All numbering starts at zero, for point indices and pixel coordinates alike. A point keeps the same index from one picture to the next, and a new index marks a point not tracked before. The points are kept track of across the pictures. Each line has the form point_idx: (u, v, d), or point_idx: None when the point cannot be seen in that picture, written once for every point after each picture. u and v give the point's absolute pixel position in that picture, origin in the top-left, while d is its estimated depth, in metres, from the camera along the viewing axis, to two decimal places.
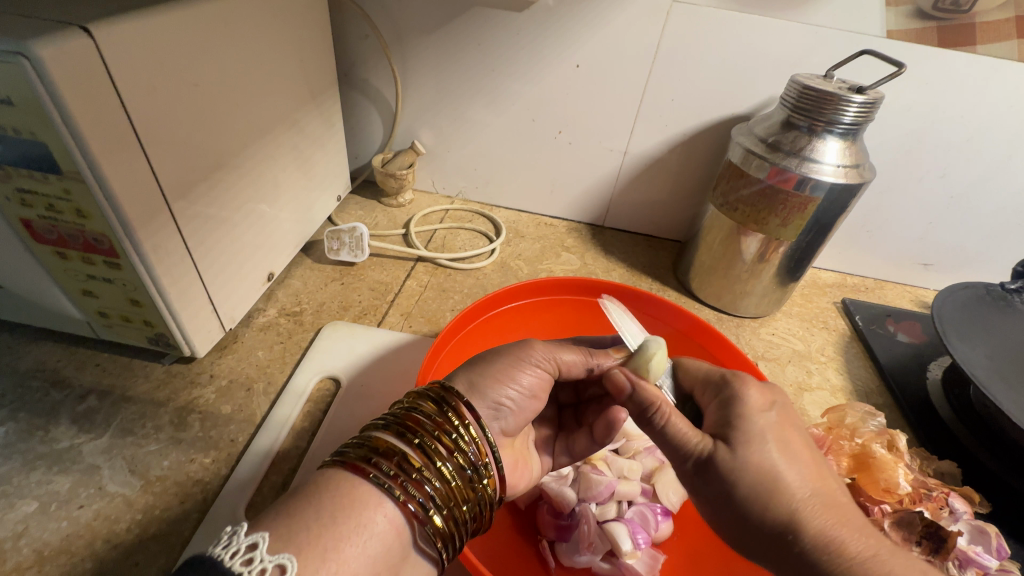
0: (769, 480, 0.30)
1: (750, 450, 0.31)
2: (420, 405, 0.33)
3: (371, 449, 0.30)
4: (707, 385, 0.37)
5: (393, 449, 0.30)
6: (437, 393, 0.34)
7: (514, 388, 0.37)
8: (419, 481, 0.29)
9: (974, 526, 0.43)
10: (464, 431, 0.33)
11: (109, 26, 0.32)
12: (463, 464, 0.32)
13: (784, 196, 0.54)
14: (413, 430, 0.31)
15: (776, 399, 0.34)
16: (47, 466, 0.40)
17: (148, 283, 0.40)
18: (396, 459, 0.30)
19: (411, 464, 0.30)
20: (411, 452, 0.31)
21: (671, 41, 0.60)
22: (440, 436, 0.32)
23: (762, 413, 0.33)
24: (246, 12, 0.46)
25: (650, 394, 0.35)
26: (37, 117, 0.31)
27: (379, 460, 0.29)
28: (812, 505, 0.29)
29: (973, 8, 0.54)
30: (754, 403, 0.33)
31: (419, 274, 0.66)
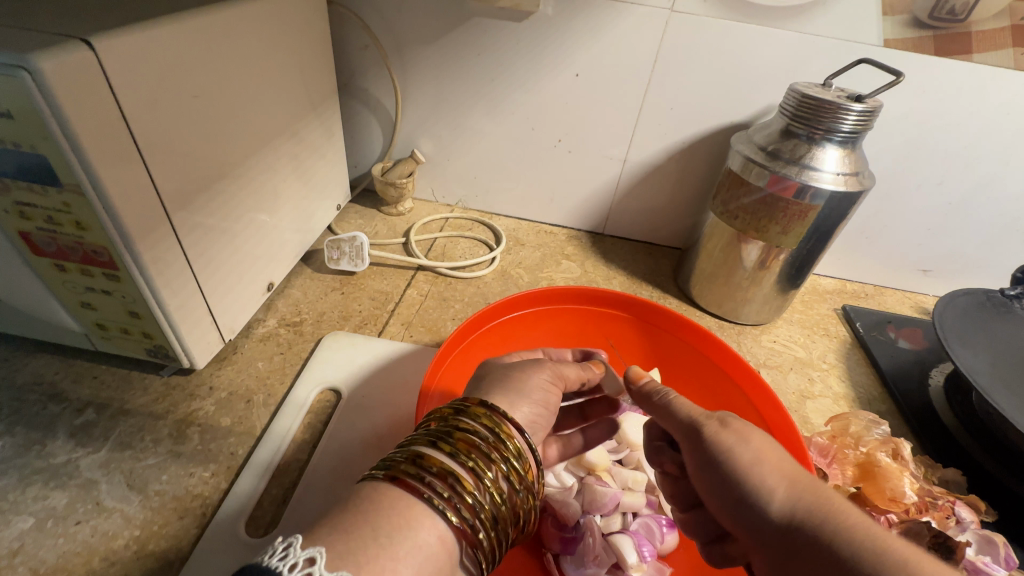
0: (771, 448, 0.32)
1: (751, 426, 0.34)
2: (470, 426, 0.33)
3: (424, 468, 0.30)
4: None
5: (445, 470, 0.30)
6: (487, 414, 0.34)
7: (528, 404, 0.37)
8: (473, 506, 0.29)
9: (981, 536, 0.43)
10: (511, 454, 0.33)
11: (110, 39, 0.32)
12: (510, 484, 0.32)
13: (784, 204, 0.54)
14: (466, 451, 0.31)
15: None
16: (44, 481, 0.40)
17: (148, 294, 0.40)
18: (450, 481, 0.29)
19: (464, 487, 0.30)
20: (464, 473, 0.30)
21: (669, 50, 0.61)
22: (491, 458, 0.32)
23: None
24: (247, 24, 0.47)
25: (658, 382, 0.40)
26: (36, 130, 0.31)
27: (434, 481, 0.29)
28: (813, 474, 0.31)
29: (970, 17, 0.54)
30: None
31: (420, 283, 0.66)
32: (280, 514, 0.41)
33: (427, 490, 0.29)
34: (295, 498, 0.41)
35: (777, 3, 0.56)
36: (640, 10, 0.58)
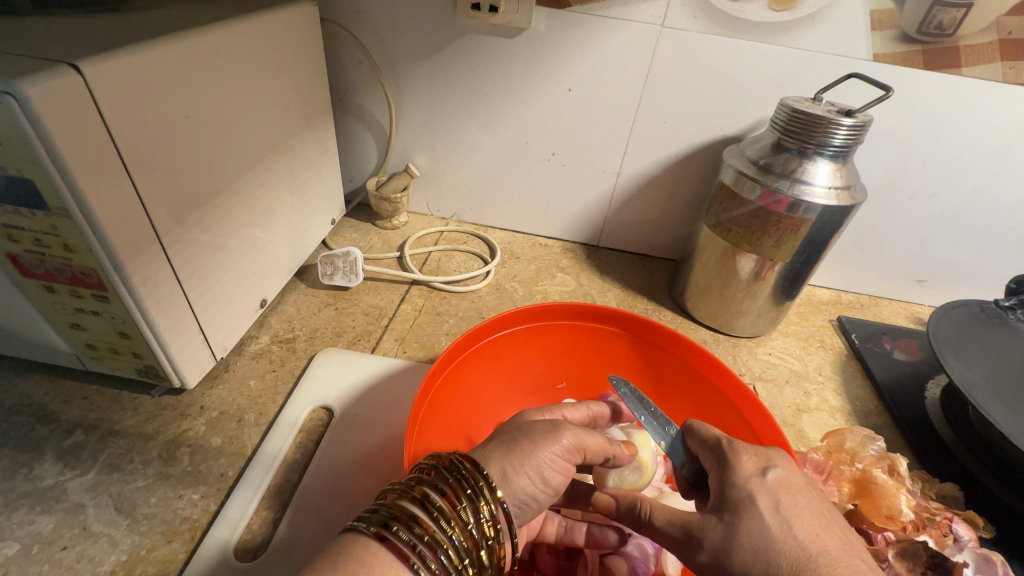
0: (764, 552, 0.28)
1: (745, 524, 0.29)
2: (432, 476, 0.32)
3: (388, 513, 0.29)
4: (708, 449, 0.36)
5: (404, 512, 0.29)
6: (448, 462, 0.32)
7: (539, 483, 0.33)
8: (432, 545, 0.28)
9: (979, 555, 0.42)
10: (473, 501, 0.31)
11: (99, 64, 0.33)
12: (475, 521, 0.30)
13: (777, 218, 0.54)
14: (427, 500, 0.30)
15: (775, 459, 0.33)
16: (30, 506, 0.39)
17: (137, 315, 0.40)
18: (409, 522, 0.28)
19: (420, 526, 0.28)
20: (422, 515, 0.29)
21: (661, 66, 0.61)
22: (446, 493, 0.30)
23: (756, 478, 0.31)
24: (239, 43, 0.47)
25: (630, 498, 0.37)
26: (23, 154, 0.31)
27: (395, 524, 0.28)
28: (822, 563, 0.27)
29: (957, 32, 0.55)
30: (746, 470, 0.32)
31: (414, 298, 0.66)
32: (270, 537, 0.40)
33: (390, 534, 0.28)
34: (286, 520, 0.41)
35: (767, 19, 0.56)
36: (630, 26, 0.59)
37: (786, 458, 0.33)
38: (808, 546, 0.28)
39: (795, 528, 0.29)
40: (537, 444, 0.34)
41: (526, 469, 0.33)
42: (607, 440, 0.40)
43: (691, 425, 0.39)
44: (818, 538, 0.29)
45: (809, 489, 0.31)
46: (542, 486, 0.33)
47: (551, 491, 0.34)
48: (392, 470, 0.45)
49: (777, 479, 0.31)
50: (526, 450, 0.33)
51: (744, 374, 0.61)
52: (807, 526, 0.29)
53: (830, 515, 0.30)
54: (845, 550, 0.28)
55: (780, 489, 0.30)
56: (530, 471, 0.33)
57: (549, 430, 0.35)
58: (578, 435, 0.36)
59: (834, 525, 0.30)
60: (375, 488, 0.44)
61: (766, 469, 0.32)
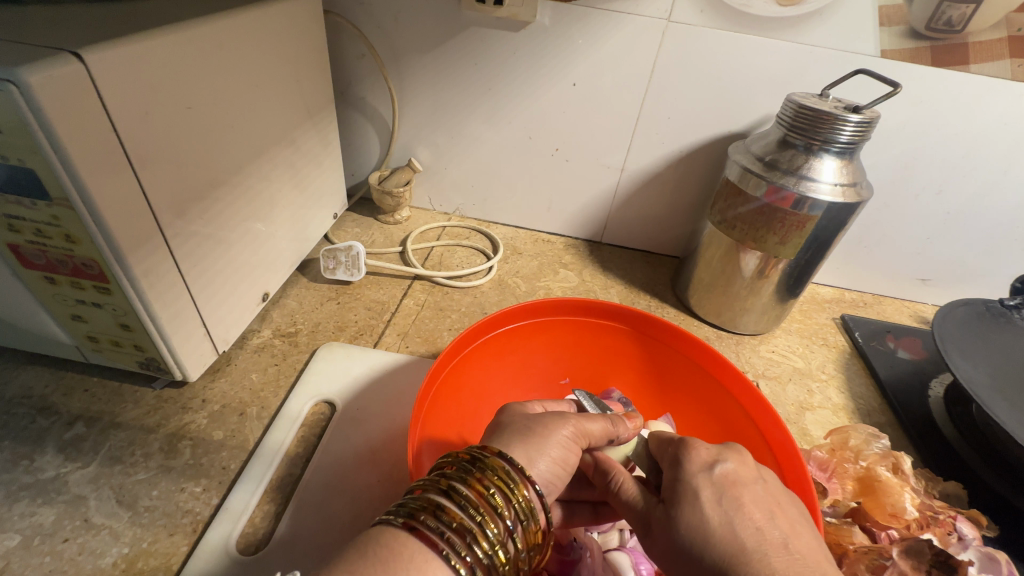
0: (700, 540, 0.30)
1: (687, 515, 0.31)
2: (455, 467, 0.32)
3: (415, 504, 0.29)
4: (669, 446, 0.38)
5: (431, 502, 0.29)
6: (470, 453, 0.32)
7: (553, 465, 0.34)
8: (461, 532, 0.28)
9: (983, 553, 0.42)
10: (500, 488, 0.30)
11: (100, 52, 0.32)
12: (504, 508, 0.30)
13: (782, 214, 0.54)
14: (452, 488, 0.30)
15: (727, 454, 0.34)
16: (31, 498, 0.39)
17: (139, 307, 0.40)
18: (436, 511, 0.28)
19: (447, 514, 0.28)
20: (449, 504, 0.29)
21: (667, 61, 0.61)
22: (472, 482, 0.30)
23: (703, 472, 0.33)
24: (242, 34, 0.46)
25: (610, 463, 0.38)
26: (24, 143, 0.31)
27: (422, 514, 0.28)
28: (758, 555, 0.28)
29: (966, 28, 0.54)
30: (695, 464, 0.34)
31: (416, 293, 0.65)
32: (273, 531, 0.40)
33: (418, 524, 0.27)
34: (288, 513, 0.40)
35: (774, 14, 0.56)
36: (637, 20, 0.58)
37: (739, 453, 0.34)
38: (745, 539, 0.29)
39: (733, 521, 0.30)
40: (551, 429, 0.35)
41: (548, 451, 0.34)
42: (609, 418, 0.39)
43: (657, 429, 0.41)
44: (758, 531, 0.29)
45: (759, 484, 0.32)
46: (562, 467, 0.34)
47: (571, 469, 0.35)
48: (395, 464, 0.45)
49: (724, 473, 0.32)
50: (542, 436, 0.35)
51: (747, 371, 0.61)
52: (750, 520, 0.30)
53: (777, 510, 0.31)
54: (784, 545, 0.29)
55: (726, 483, 0.32)
56: (549, 455, 0.34)
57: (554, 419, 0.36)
58: (581, 419, 0.37)
59: (777, 517, 0.30)
60: (378, 483, 0.44)
61: (714, 463, 0.33)
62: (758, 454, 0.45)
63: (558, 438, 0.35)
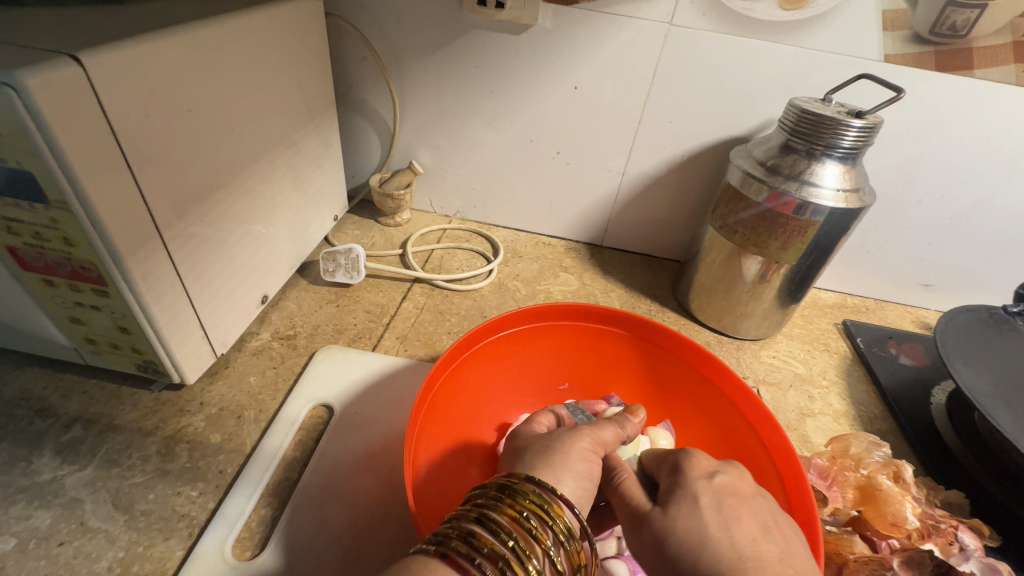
0: (698, 540, 0.31)
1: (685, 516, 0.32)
2: (488, 495, 0.32)
3: (449, 533, 0.29)
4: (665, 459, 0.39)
5: (464, 530, 0.29)
6: (503, 481, 0.33)
7: (580, 475, 0.35)
8: (493, 558, 0.28)
9: (986, 564, 0.41)
10: (533, 513, 0.31)
11: (100, 55, 0.32)
12: (539, 532, 0.30)
13: (784, 220, 0.53)
14: (485, 516, 0.30)
15: (725, 467, 0.36)
16: (27, 501, 0.39)
17: (136, 310, 0.40)
18: (468, 538, 0.29)
19: (480, 541, 0.28)
20: (481, 531, 0.29)
21: (668, 64, 0.60)
22: (504, 509, 0.31)
23: (704, 479, 0.35)
24: (242, 36, 0.46)
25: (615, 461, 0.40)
26: (21, 146, 0.30)
27: (453, 541, 0.28)
28: (753, 564, 0.29)
29: (971, 33, 0.54)
30: (695, 472, 0.36)
31: (416, 296, 0.65)
32: (270, 535, 0.40)
33: (449, 550, 0.28)
34: (284, 519, 0.40)
35: (777, 18, 0.55)
36: (639, 24, 0.58)
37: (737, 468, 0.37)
38: (742, 547, 0.30)
39: (731, 529, 0.31)
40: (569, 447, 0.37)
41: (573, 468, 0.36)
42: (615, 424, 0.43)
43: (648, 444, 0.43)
44: (755, 543, 0.30)
45: (758, 499, 0.34)
46: (588, 479, 0.36)
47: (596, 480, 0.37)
48: (393, 470, 0.45)
49: (723, 482, 0.34)
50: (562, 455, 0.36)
51: (747, 377, 0.61)
52: (747, 531, 0.31)
53: (773, 527, 0.32)
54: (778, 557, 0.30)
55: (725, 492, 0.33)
56: (575, 473, 0.35)
57: (570, 431, 0.39)
58: (593, 431, 0.40)
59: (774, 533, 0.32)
60: (375, 487, 0.43)
61: (714, 473, 0.35)
62: (760, 462, 0.45)
63: (575, 453, 0.37)
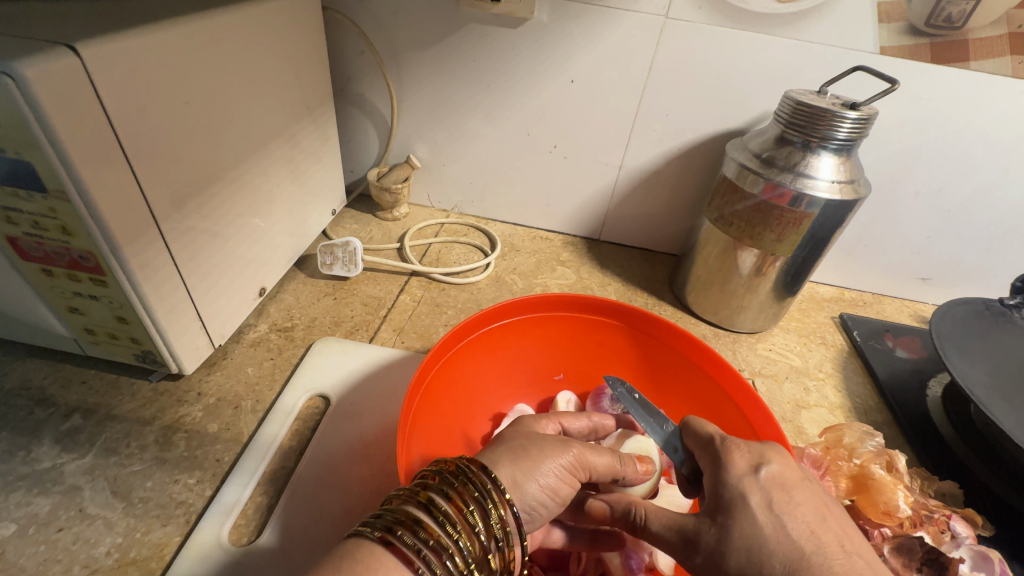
0: (757, 550, 0.29)
1: (737, 523, 0.30)
2: (437, 480, 0.32)
3: (393, 518, 0.29)
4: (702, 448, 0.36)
5: (409, 518, 0.29)
6: (454, 466, 0.32)
7: (547, 490, 0.34)
8: (437, 551, 0.28)
9: (977, 552, 0.42)
10: (479, 506, 0.30)
11: (97, 46, 0.32)
12: (480, 525, 0.30)
13: (779, 211, 0.53)
14: (433, 504, 0.30)
15: (768, 456, 0.33)
16: (27, 488, 0.40)
17: (135, 300, 0.40)
18: (413, 527, 0.28)
19: (426, 532, 0.28)
20: (428, 520, 0.29)
21: (664, 57, 0.61)
22: (452, 497, 0.30)
23: (749, 476, 0.32)
24: (239, 29, 0.46)
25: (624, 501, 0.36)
26: (20, 135, 0.31)
27: (399, 529, 0.28)
28: (817, 561, 0.28)
29: (966, 25, 0.54)
30: (739, 469, 0.32)
31: (413, 289, 0.66)
32: (265, 522, 0.40)
33: (394, 539, 0.27)
34: (280, 507, 0.41)
35: (772, 11, 0.55)
36: (635, 17, 0.58)
37: (780, 453, 0.33)
38: (803, 542, 0.29)
39: (788, 526, 0.29)
40: (547, 455, 0.35)
41: (537, 478, 0.33)
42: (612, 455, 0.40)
43: (687, 423, 0.39)
44: (813, 534, 0.29)
45: (806, 485, 0.32)
46: (550, 497, 0.34)
47: (559, 501, 0.34)
48: (388, 459, 0.45)
49: (770, 476, 0.31)
50: (534, 461, 0.34)
51: (743, 369, 0.61)
52: (802, 520, 0.29)
53: (826, 511, 0.31)
54: (840, 547, 0.28)
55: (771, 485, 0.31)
56: (539, 481, 0.33)
57: (558, 441, 0.36)
58: (583, 451, 0.36)
59: (829, 520, 0.30)
60: (370, 476, 0.44)
61: (759, 466, 0.32)
62: None
63: (547, 466, 0.34)
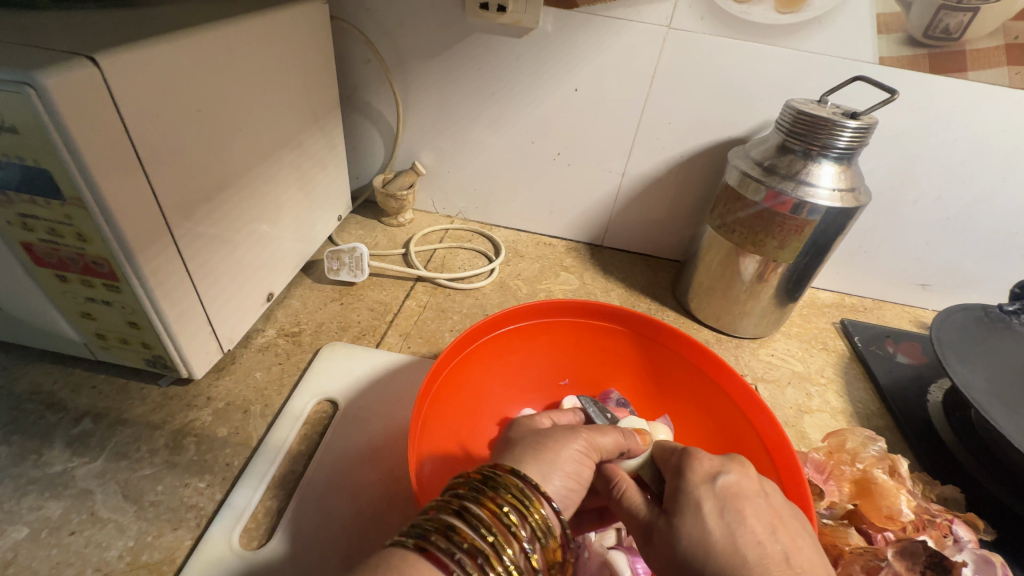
0: (702, 552, 0.30)
1: (687, 525, 0.31)
2: (468, 487, 0.32)
3: (427, 526, 0.29)
4: (670, 454, 0.38)
5: (443, 524, 0.29)
6: (483, 472, 0.33)
7: (569, 479, 0.35)
8: (474, 553, 0.28)
9: (979, 556, 0.42)
10: (512, 509, 0.31)
11: (114, 57, 0.33)
12: (518, 527, 0.30)
13: (781, 219, 0.54)
14: (465, 509, 0.30)
15: (729, 466, 0.34)
16: (39, 491, 0.40)
17: (147, 305, 0.40)
18: (447, 532, 0.29)
19: (460, 536, 0.29)
20: (461, 525, 0.30)
21: (667, 66, 0.61)
22: (484, 502, 0.31)
23: (705, 483, 0.33)
24: (250, 39, 0.47)
25: (613, 470, 0.38)
26: (40, 144, 0.32)
27: (433, 535, 0.28)
28: (758, 568, 0.28)
29: (964, 36, 0.55)
30: (698, 475, 0.34)
31: (419, 294, 0.66)
32: (275, 526, 0.41)
33: (428, 545, 0.28)
34: (290, 511, 0.41)
35: (773, 21, 0.56)
36: (638, 27, 0.59)
37: (741, 464, 0.35)
38: (747, 551, 0.29)
39: (736, 534, 0.30)
40: (558, 445, 0.36)
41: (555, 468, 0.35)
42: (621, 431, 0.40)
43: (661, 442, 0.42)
44: (759, 544, 0.30)
45: (760, 497, 0.33)
46: (575, 482, 0.35)
47: (585, 485, 0.36)
48: (397, 463, 0.46)
49: (726, 485, 0.33)
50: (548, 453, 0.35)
51: (746, 374, 0.62)
52: (752, 532, 0.30)
53: (779, 524, 0.31)
54: (783, 558, 0.29)
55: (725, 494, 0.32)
56: (559, 471, 0.35)
57: (568, 431, 0.37)
58: (591, 433, 0.38)
59: (779, 532, 0.31)
60: (378, 480, 0.44)
61: (717, 474, 0.33)
62: (758, 459, 0.45)
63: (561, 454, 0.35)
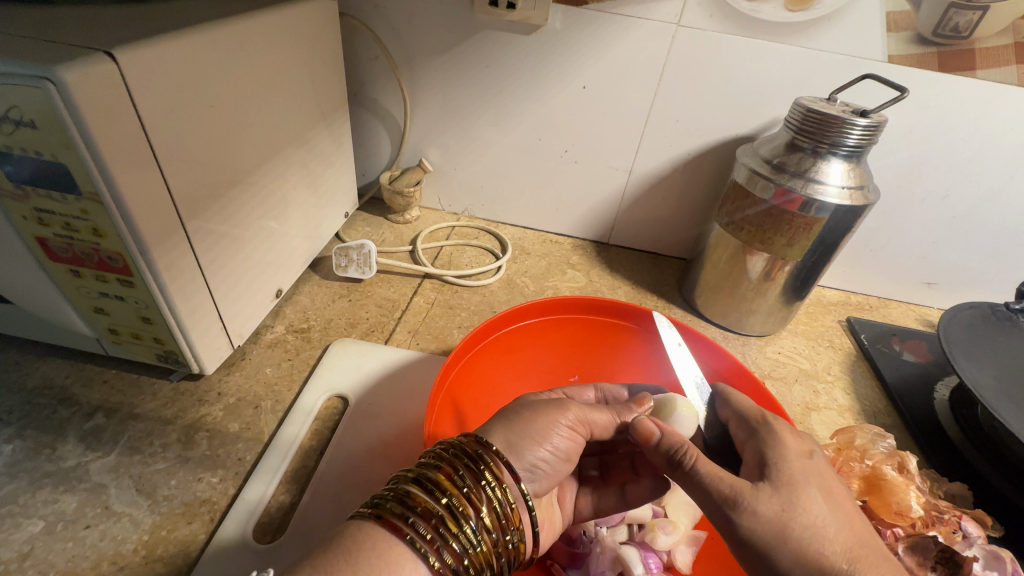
0: (811, 533, 0.29)
1: (800, 501, 0.30)
2: (430, 456, 0.33)
3: (385, 495, 0.30)
4: (742, 423, 0.38)
5: (399, 492, 0.30)
6: (444, 442, 0.34)
7: (549, 448, 0.35)
8: (426, 515, 0.29)
9: (989, 551, 0.42)
10: (469, 474, 0.32)
11: (131, 52, 0.33)
12: (473, 491, 0.31)
13: (789, 216, 0.54)
14: (422, 475, 0.31)
15: (813, 445, 0.34)
16: (54, 485, 0.40)
17: (160, 301, 0.41)
18: (401, 497, 0.30)
19: (414, 500, 0.30)
20: (417, 490, 0.30)
21: (675, 64, 0.62)
22: (441, 468, 0.32)
23: (802, 459, 0.32)
24: (262, 35, 0.47)
25: (680, 440, 0.35)
26: (58, 138, 0.32)
27: (387, 502, 0.29)
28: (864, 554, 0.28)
29: (973, 35, 0.55)
30: (790, 451, 0.33)
31: (426, 291, 0.66)
32: (287, 520, 0.41)
33: (383, 511, 0.29)
34: (303, 504, 0.41)
35: (782, 19, 0.56)
36: (646, 25, 0.59)
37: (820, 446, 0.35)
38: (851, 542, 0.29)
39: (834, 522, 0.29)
40: (544, 414, 0.36)
41: (530, 436, 0.35)
42: (612, 409, 0.41)
43: (727, 397, 0.41)
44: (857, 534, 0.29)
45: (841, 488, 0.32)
46: (551, 452, 0.36)
47: (564, 457, 0.36)
48: (407, 458, 0.46)
49: (820, 466, 0.32)
50: (528, 421, 0.36)
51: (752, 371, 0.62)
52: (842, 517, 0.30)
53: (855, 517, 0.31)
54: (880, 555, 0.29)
55: (792, 482, 0.31)
56: (537, 438, 0.35)
57: (556, 403, 0.38)
58: (580, 409, 0.38)
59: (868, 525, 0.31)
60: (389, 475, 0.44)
61: (806, 455, 0.33)
62: None
63: (551, 426, 0.36)
